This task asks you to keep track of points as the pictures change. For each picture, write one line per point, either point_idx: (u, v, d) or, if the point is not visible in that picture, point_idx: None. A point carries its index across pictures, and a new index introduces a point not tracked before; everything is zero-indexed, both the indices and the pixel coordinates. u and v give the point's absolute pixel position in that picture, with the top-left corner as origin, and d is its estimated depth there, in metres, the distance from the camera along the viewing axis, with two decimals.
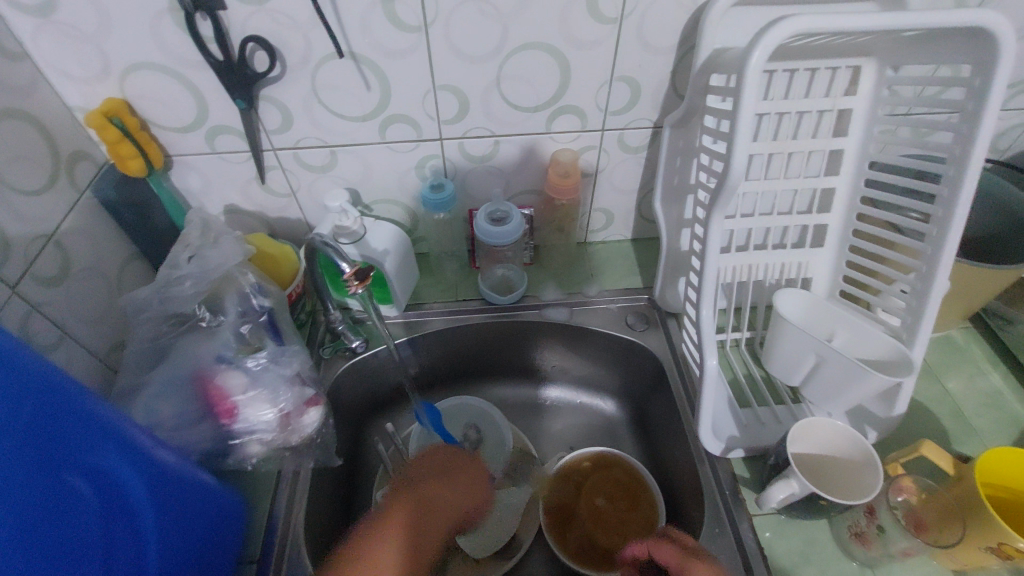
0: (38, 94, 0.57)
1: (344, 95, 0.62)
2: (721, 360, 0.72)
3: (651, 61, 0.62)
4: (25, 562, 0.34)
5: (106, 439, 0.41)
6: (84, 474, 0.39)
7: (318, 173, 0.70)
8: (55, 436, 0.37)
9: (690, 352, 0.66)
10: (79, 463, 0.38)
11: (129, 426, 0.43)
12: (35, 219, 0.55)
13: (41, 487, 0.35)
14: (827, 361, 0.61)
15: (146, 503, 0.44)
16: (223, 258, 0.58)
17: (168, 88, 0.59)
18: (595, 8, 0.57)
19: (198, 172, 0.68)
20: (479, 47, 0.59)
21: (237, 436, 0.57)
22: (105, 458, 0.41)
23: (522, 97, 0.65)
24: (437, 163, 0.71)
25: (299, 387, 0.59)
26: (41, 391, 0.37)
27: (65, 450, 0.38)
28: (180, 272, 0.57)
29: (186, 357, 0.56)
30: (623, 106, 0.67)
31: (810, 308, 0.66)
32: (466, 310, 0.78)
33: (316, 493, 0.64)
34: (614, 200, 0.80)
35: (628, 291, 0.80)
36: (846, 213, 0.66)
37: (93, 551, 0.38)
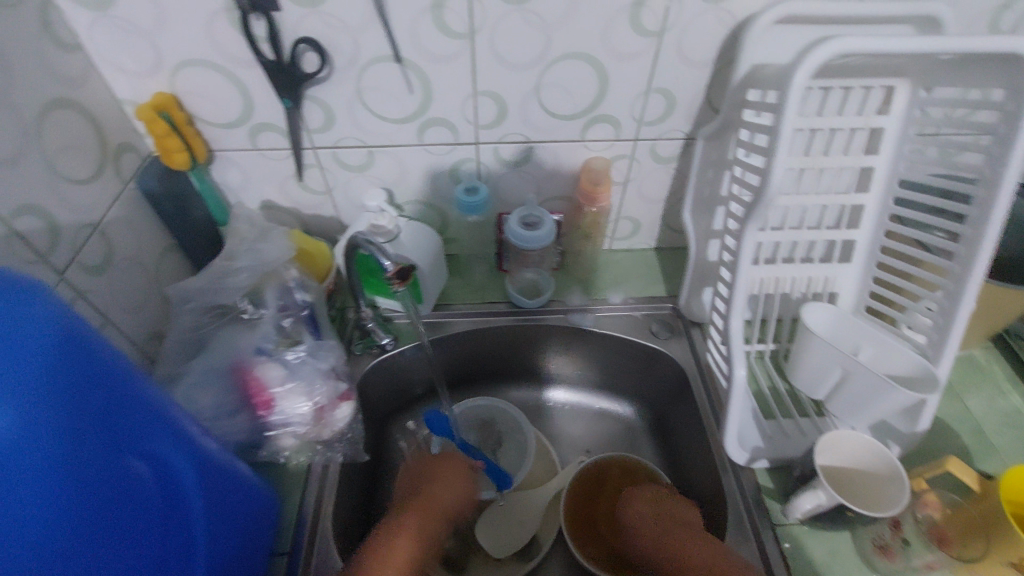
0: (90, 85, 0.58)
1: (386, 97, 0.63)
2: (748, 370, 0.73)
3: (688, 75, 0.64)
4: (96, 545, 0.34)
5: (159, 427, 0.42)
6: (143, 458, 0.40)
7: (355, 173, 0.72)
8: (120, 421, 0.38)
9: (717, 362, 0.67)
10: (139, 449, 0.39)
11: (175, 415, 0.44)
12: (85, 208, 0.56)
13: (110, 470, 0.36)
14: (853, 375, 0.62)
15: (191, 491, 0.44)
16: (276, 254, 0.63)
17: (216, 85, 0.61)
18: (638, 21, 0.58)
19: (238, 167, 0.70)
20: (521, 55, 0.61)
21: (271, 428, 0.57)
22: (159, 445, 0.41)
23: (559, 105, 0.66)
24: (471, 167, 0.73)
25: (333, 382, 0.60)
26: (106, 377, 0.37)
27: (129, 436, 0.39)
28: (235, 265, 0.61)
29: (226, 348, 0.58)
30: (658, 117, 0.68)
31: (835, 322, 0.67)
32: (492, 312, 0.79)
33: (343, 488, 0.64)
34: (641, 208, 0.81)
35: (652, 299, 0.81)
36: (874, 230, 0.67)
37: (151, 537, 0.39)
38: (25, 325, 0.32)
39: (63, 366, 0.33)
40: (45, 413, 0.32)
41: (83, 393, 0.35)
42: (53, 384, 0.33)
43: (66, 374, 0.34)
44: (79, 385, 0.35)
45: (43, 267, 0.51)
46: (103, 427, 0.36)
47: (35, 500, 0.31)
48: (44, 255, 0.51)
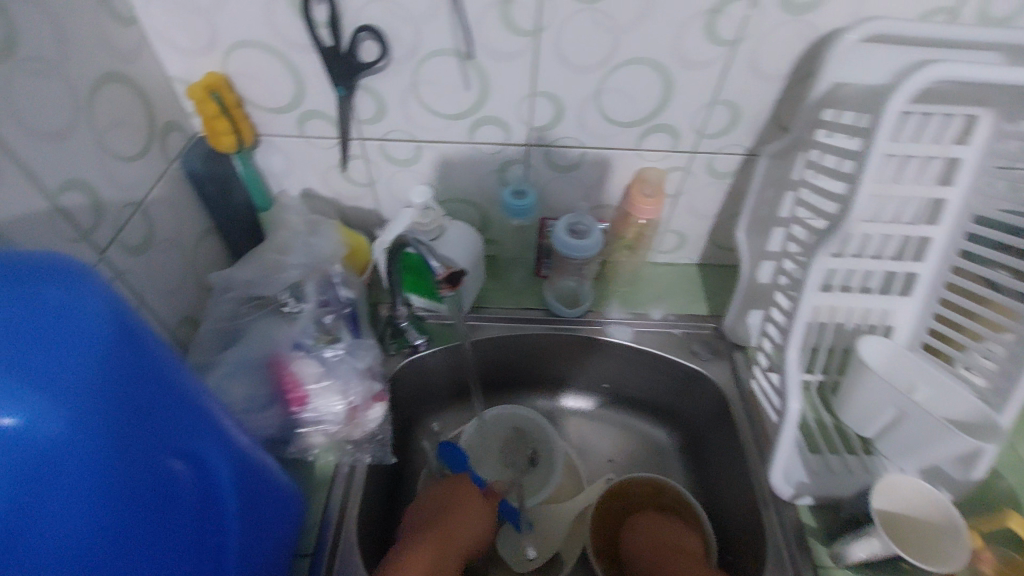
0: (143, 60, 0.57)
1: (442, 91, 0.61)
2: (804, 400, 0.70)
3: (758, 88, 0.61)
4: (126, 555, 0.32)
5: (210, 427, 0.39)
6: (187, 460, 0.37)
7: (400, 167, 0.70)
8: (168, 422, 0.35)
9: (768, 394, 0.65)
10: (185, 451, 0.37)
11: (224, 413, 0.41)
12: (130, 186, 0.54)
13: (149, 475, 0.34)
14: (909, 416, 0.58)
15: (234, 494, 0.42)
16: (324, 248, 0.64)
17: (270, 68, 0.59)
18: (713, 29, 0.56)
19: (283, 153, 0.68)
20: (587, 57, 0.58)
21: (302, 426, 0.55)
22: (206, 446, 0.39)
23: (619, 112, 0.63)
24: (519, 168, 0.70)
25: (368, 382, 0.58)
26: (157, 375, 0.34)
27: (176, 436, 0.36)
28: (284, 260, 0.62)
29: (263, 340, 0.56)
30: (720, 130, 0.65)
31: (891, 358, 0.64)
32: (525, 317, 0.77)
33: (368, 490, 0.62)
34: (689, 223, 0.78)
35: (693, 317, 0.79)
36: (940, 265, 0.64)
37: (184, 545, 0.37)
38: (74, 320, 0.29)
39: (109, 366, 0.30)
40: (86, 416, 0.29)
41: (131, 393, 0.32)
42: (98, 385, 0.30)
43: (112, 375, 0.31)
44: (127, 385, 0.32)
45: (87, 245, 0.49)
46: (147, 429, 0.33)
47: (63, 507, 0.29)
48: (88, 233, 0.49)
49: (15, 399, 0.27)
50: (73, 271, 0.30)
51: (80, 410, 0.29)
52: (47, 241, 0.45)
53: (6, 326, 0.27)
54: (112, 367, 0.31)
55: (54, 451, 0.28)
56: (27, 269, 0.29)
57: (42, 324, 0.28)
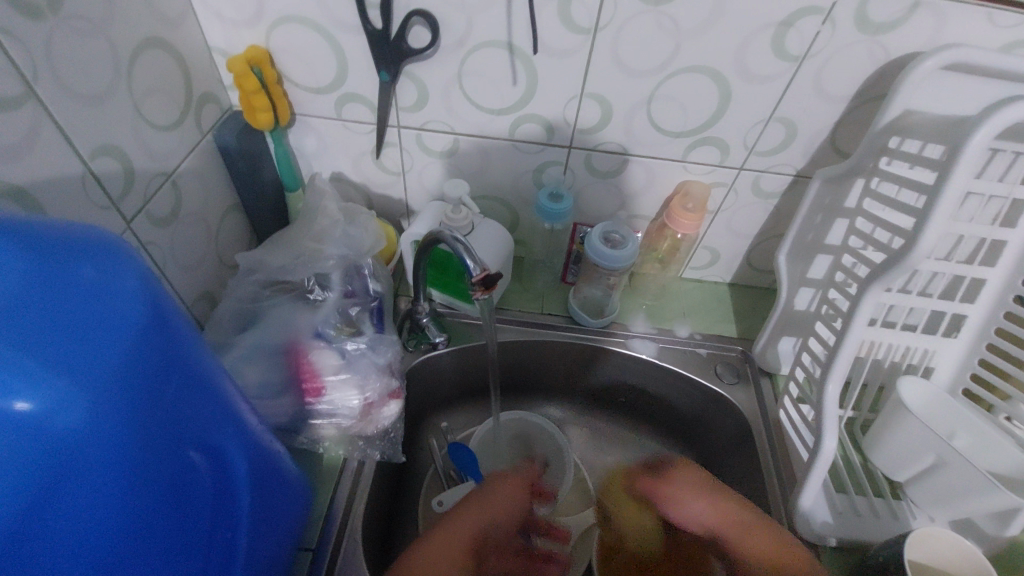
0: (186, 28, 0.55)
1: (487, 84, 0.59)
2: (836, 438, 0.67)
3: (817, 108, 0.58)
4: (142, 559, 0.30)
5: (229, 419, 0.36)
6: (208, 455, 0.34)
7: (435, 159, 0.68)
8: (191, 413, 0.33)
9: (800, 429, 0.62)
10: (205, 445, 0.34)
11: (243, 405, 0.39)
12: (162, 156, 0.53)
13: (170, 472, 0.31)
14: (948, 465, 0.55)
15: (246, 489, 0.39)
16: (358, 238, 0.61)
17: (314, 46, 0.57)
18: (779, 43, 0.53)
19: (317, 134, 0.66)
20: (643, 62, 0.56)
21: (315, 417, 0.53)
22: (225, 440, 0.36)
23: (669, 121, 0.61)
24: (557, 170, 0.68)
25: (387, 378, 0.55)
26: (184, 362, 0.32)
27: (198, 429, 0.33)
28: (309, 241, 0.60)
29: (283, 325, 0.54)
30: (771, 149, 0.63)
31: (930, 402, 0.61)
32: (547, 322, 0.75)
33: (375, 488, 0.60)
34: (726, 241, 0.75)
35: (721, 338, 0.76)
36: (992, 309, 0.61)
37: (199, 548, 0.34)
38: (104, 300, 0.26)
39: (137, 353, 0.28)
40: (108, 407, 0.26)
41: (157, 382, 0.29)
42: (123, 373, 0.27)
43: (140, 362, 0.28)
44: (154, 373, 0.29)
45: (113, 213, 0.48)
46: (171, 421, 0.31)
47: (80, 506, 0.26)
48: (116, 201, 0.48)
49: (39, 386, 0.24)
50: (105, 247, 0.28)
51: (103, 401, 0.26)
52: (75, 206, 0.43)
53: (31, 303, 0.24)
54: (140, 353, 0.28)
55: (73, 445, 0.25)
56: (55, 242, 0.26)
57: (75, 304, 0.25)
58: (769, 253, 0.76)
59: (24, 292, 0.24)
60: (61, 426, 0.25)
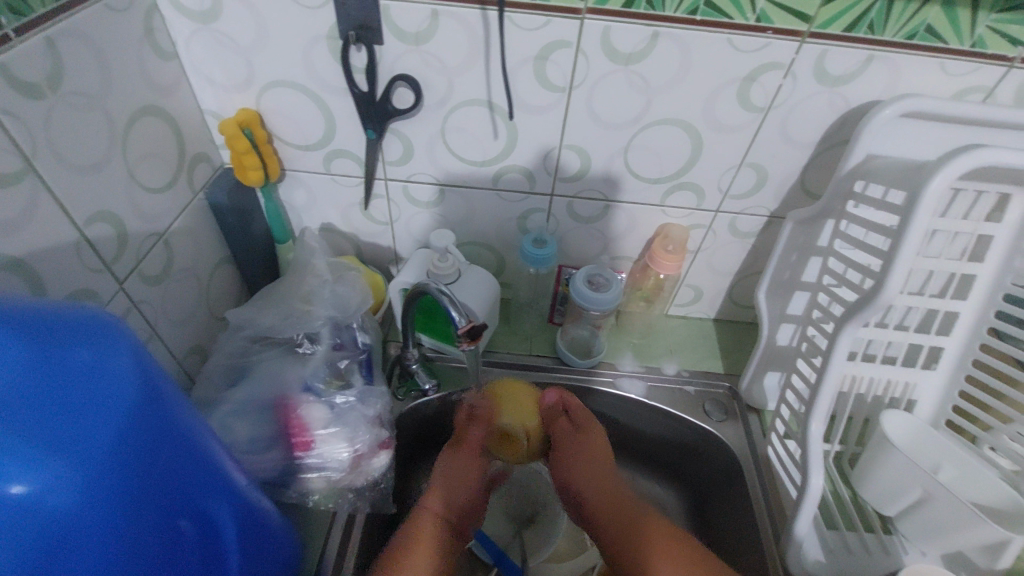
0: (179, 94, 0.57)
1: (470, 138, 0.62)
2: (828, 476, 0.67)
3: (785, 154, 0.61)
4: None
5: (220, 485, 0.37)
6: (198, 520, 0.35)
7: (422, 209, 0.70)
8: (182, 481, 0.33)
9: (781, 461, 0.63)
10: (196, 511, 0.34)
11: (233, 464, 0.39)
12: (154, 216, 0.54)
13: (161, 541, 0.31)
14: (934, 498, 0.56)
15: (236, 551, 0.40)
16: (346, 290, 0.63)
17: (303, 107, 0.60)
18: (745, 95, 0.56)
19: (306, 188, 0.68)
20: (616, 115, 0.58)
21: (305, 471, 0.53)
22: (216, 502, 0.37)
23: (646, 168, 0.63)
24: (541, 217, 0.70)
25: (377, 429, 0.56)
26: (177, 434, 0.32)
27: (189, 495, 0.34)
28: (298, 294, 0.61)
29: (273, 379, 0.55)
30: (745, 192, 0.65)
31: (914, 435, 0.62)
32: (535, 364, 0.76)
33: (366, 541, 0.59)
34: (708, 279, 0.77)
35: (707, 374, 0.77)
36: (967, 341, 0.62)
37: None
38: (96, 379, 0.27)
39: (128, 429, 0.28)
40: (100, 487, 0.27)
41: (149, 455, 0.30)
42: (114, 450, 0.28)
43: (131, 438, 0.29)
44: (144, 447, 0.30)
45: (105, 275, 0.49)
46: (163, 491, 0.31)
47: None
48: (108, 263, 0.49)
49: (30, 470, 0.25)
50: (101, 328, 0.28)
51: (93, 479, 0.27)
52: (68, 272, 0.44)
53: (26, 390, 0.25)
54: (130, 429, 0.29)
55: (62, 522, 0.26)
56: (52, 325, 0.27)
57: (68, 387, 0.26)
58: (751, 289, 0.78)
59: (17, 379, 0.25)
60: (52, 505, 0.25)
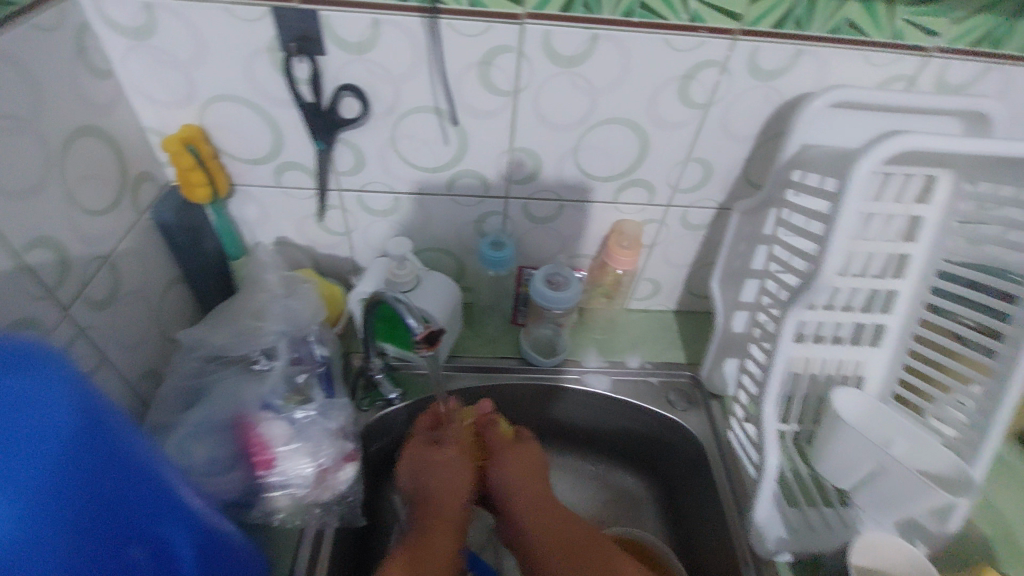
0: (118, 113, 0.56)
1: (421, 145, 0.62)
2: (784, 454, 0.70)
3: (728, 147, 0.63)
4: None
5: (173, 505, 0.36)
6: (148, 547, 0.34)
7: (378, 217, 0.70)
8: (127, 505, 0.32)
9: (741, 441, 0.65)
10: (146, 537, 0.34)
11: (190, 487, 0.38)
12: (98, 239, 0.53)
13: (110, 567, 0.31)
14: (885, 469, 0.58)
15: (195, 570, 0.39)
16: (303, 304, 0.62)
17: (248, 121, 0.59)
18: (685, 92, 0.58)
19: (258, 202, 0.67)
20: (563, 115, 0.60)
21: (268, 489, 0.52)
22: (169, 528, 0.36)
23: (596, 166, 0.65)
24: (497, 219, 0.71)
25: (340, 442, 0.56)
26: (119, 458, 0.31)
27: (136, 522, 0.33)
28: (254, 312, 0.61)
29: (230, 398, 0.54)
30: (693, 186, 0.67)
31: (867, 409, 0.64)
32: (502, 366, 0.76)
33: (338, 555, 0.59)
34: (665, 272, 0.79)
35: (670, 365, 0.79)
36: (907, 318, 0.65)
37: None
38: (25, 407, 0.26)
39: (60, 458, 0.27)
40: (37, 521, 0.26)
41: (85, 481, 0.29)
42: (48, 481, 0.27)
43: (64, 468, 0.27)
44: (81, 476, 0.29)
45: (47, 301, 0.47)
46: (106, 515, 0.31)
47: None
48: (52, 288, 0.47)
49: None
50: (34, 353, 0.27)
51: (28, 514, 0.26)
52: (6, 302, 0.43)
53: None
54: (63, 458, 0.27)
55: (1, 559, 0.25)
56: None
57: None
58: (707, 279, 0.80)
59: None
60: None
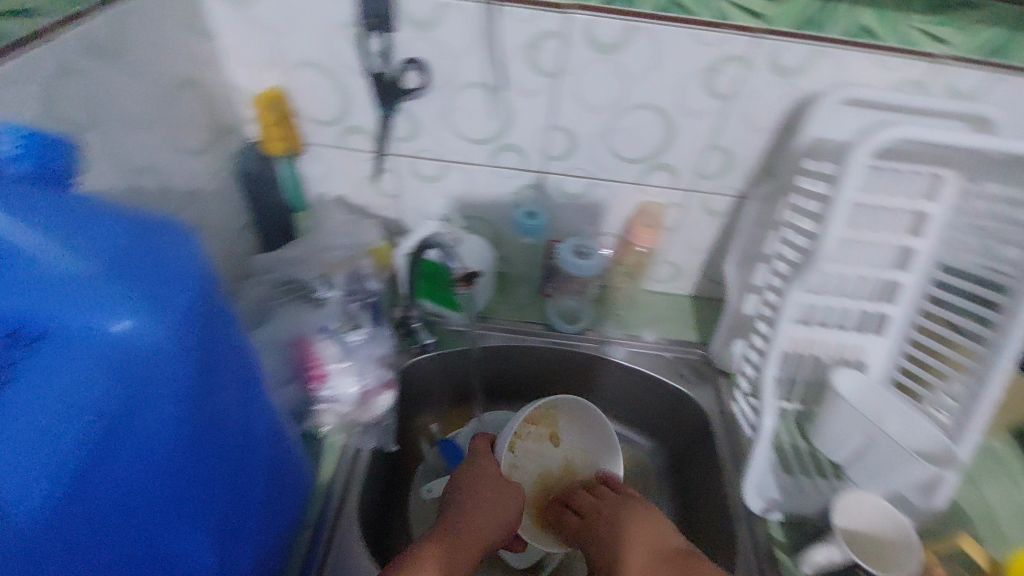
0: (217, 74, 0.65)
1: (468, 117, 0.69)
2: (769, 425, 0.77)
3: (748, 138, 0.69)
4: None
5: (259, 462, 0.45)
6: None
7: (426, 183, 0.77)
8: (223, 440, 0.39)
9: (744, 416, 0.71)
10: None
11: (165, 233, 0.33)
12: (195, 176, 0.62)
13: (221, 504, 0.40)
14: (875, 443, 0.63)
15: (211, 572, 0.40)
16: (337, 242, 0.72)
17: (322, 86, 0.67)
18: (711, 84, 0.64)
19: (323, 163, 0.76)
20: (600, 98, 0.66)
21: (319, 402, 0.61)
22: None
23: (626, 149, 0.71)
24: (534, 193, 0.77)
25: (382, 370, 0.65)
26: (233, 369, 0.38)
27: None
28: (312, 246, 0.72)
29: (292, 323, 0.62)
30: (716, 173, 0.73)
31: (866, 390, 0.68)
32: (525, 330, 0.82)
33: (373, 476, 0.68)
34: (686, 256, 0.85)
35: (685, 343, 0.84)
36: (910, 308, 0.69)
37: None
38: (152, 355, 0.31)
39: (179, 414, 0.34)
40: (31, 465, 0.27)
41: (201, 406, 0.35)
42: (166, 429, 0.33)
43: (184, 421, 0.34)
44: (198, 372, 0.34)
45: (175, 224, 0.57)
46: (200, 452, 0.36)
47: None
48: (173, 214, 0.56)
49: None
50: (48, 140, 0.33)
51: (25, 470, 0.27)
52: (150, 197, 0.54)
53: None
54: (183, 409, 0.34)
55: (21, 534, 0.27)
56: (109, 350, 0.30)
57: None
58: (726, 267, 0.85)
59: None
60: (16, 514, 0.27)
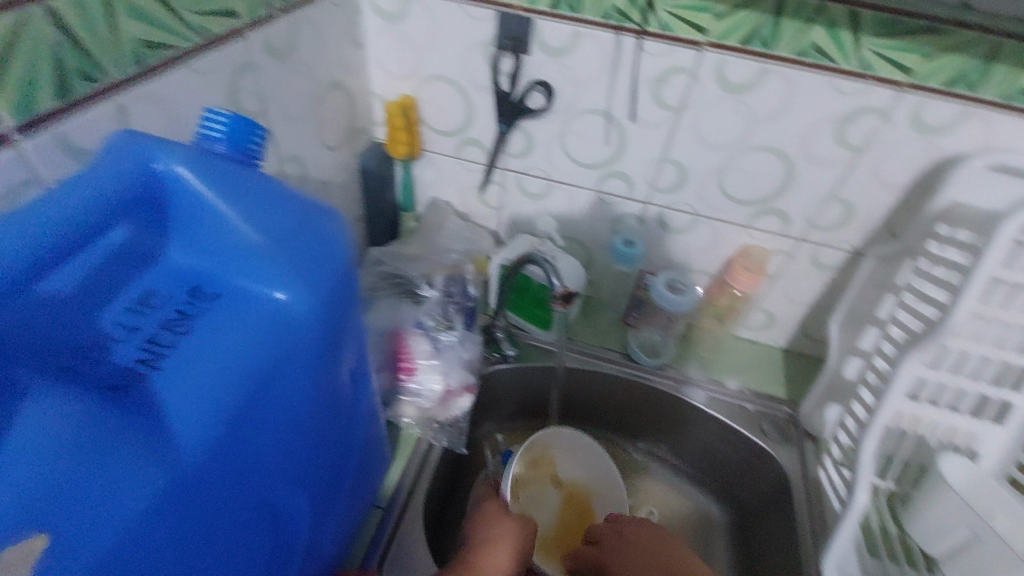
0: (360, 78, 0.71)
1: (583, 142, 0.71)
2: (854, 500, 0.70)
3: (874, 193, 0.65)
4: None
5: (351, 448, 0.47)
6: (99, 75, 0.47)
7: (529, 199, 0.79)
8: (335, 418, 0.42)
9: (833, 487, 0.66)
10: None
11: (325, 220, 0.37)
12: (328, 168, 0.67)
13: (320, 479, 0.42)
14: (982, 541, 0.57)
15: (300, 542, 0.42)
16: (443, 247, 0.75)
17: (451, 99, 0.72)
18: (841, 135, 0.62)
19: (437, 169, 0.80)
20: (719, 136, 0.66)
21: (404, 393, 0.64)
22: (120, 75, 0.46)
23: (738, 190, 0.70)
24: (634, 222, 0.77)
25: (467, 373, 0.66)
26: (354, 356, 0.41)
27: None
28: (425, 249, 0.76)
29: (390, 314, 0.66)
30: (832, 225, 0.70)
31: (973, 480, 0.61)
32: (605, 356, 0.81)
33: (439, 474, 0.69)
34: (783, 307, 0.81)
35: (771, 396, 0.80)
36: None
37: None
38: (299, 330, 0.34)
39: (312, 386, 0.37)
40: (200, 407, 0.31)
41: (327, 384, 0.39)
42: (297, 400, 0.36)
43: (315, 393, 0.37)
44: (332, 353, 0.38)
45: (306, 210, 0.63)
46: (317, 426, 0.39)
47: None
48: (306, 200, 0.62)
49: None
50: (250, 128, 0.38)
51: (194, 410, 0.30)
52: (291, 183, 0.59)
53: None
54: (315, 380, 0.37)
55: (185, 465, 0.30)
56: (269, 314, 0.34)
57: None
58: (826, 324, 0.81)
59: (90, 282, 0.33)
60: (182, 445, 0.30)
